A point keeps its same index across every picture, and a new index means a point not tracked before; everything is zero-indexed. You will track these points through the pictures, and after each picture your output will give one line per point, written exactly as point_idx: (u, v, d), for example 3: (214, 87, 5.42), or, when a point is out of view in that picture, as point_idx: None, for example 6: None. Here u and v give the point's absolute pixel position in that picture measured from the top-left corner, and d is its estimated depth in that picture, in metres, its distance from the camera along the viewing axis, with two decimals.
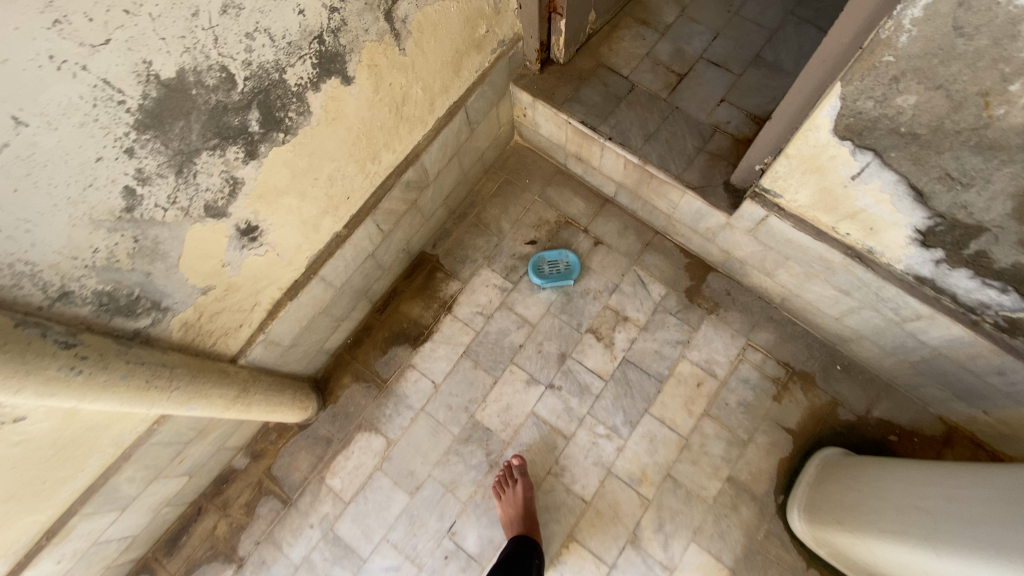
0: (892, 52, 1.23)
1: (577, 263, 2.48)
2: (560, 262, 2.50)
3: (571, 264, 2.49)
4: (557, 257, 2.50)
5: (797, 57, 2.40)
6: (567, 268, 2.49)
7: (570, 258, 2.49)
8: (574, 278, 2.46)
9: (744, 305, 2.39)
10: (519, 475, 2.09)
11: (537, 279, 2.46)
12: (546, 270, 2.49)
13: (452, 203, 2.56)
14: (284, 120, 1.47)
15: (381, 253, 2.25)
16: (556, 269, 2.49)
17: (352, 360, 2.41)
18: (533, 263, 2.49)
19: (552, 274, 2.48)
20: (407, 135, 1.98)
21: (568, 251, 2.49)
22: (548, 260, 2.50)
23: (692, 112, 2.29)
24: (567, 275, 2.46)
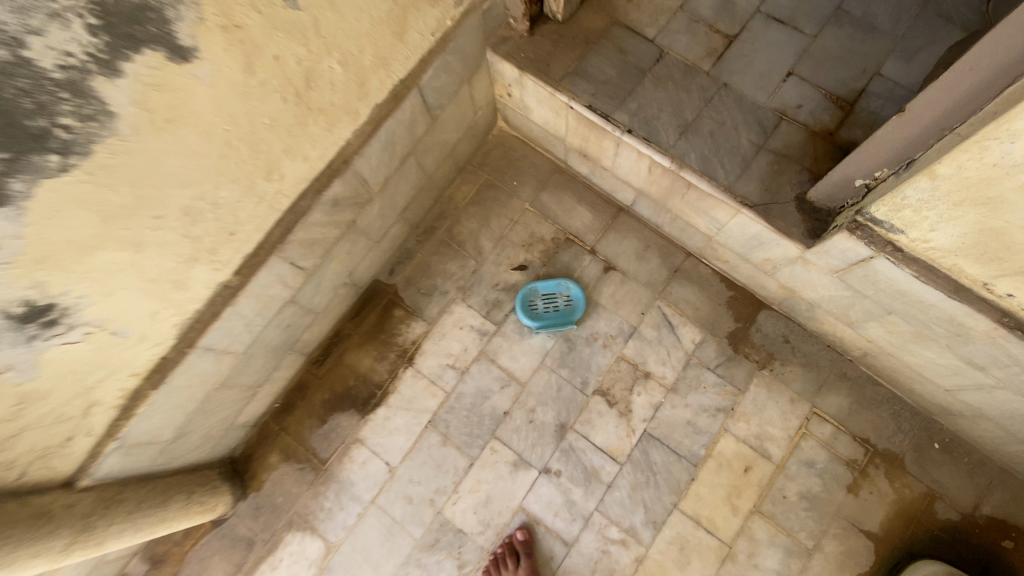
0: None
1: (582, 297, 1.82)
2: (558, 297, 1.84)
3: (573, 299, 1.84)
4: (553, 288, 1.85)
5: (897, 9, 1.68)
6: (567, 305, 1.84)
7: (572, 290, 1.84)
8: (576, 319, 1.81)
9: (808, 357, 1.76)
10: (524, 556, 1.59)
11: (528, 321, 1.81)
12: (539, 307, 1.84)
13: (412, 216, 1.89)
14: (52, 133, 0.82)
15: (305, 296, 1.59)
16: (553, 307, 1.84)
17: (282, 431, 1.83)
18: (521, 297, 1.84)
19: (547, 313, 1.83)
20: (325, 135, 1.30)
21: (570, 281, 1.83)
22: (542, 292, 1.85)
23: (746, 91, 1.60)
24: (567, 316, 1.81)
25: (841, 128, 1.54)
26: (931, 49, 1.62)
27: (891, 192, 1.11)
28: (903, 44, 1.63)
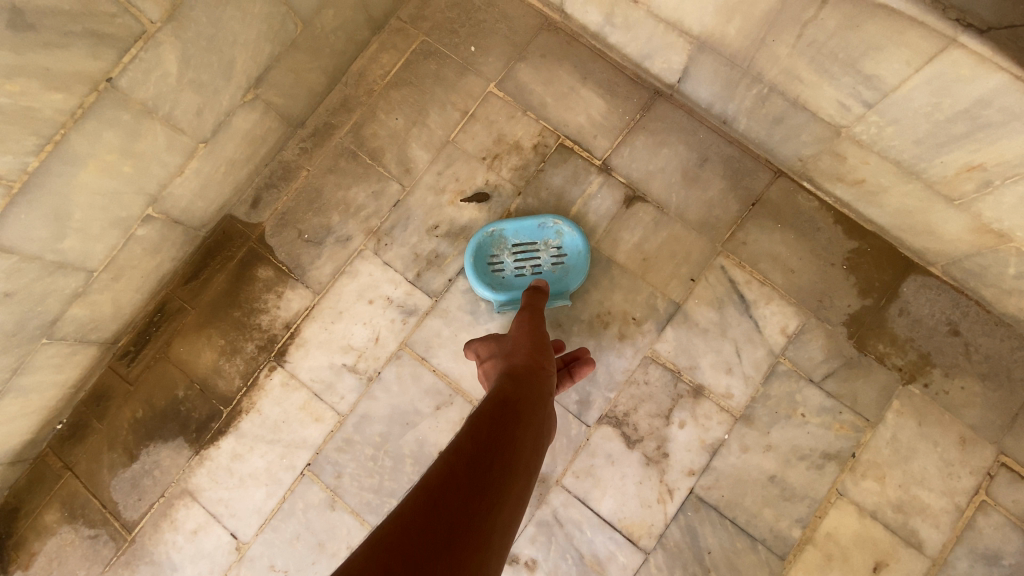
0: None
1: (585, 251, 1.01)
2: (540, 250, 1.03)
3: (566, 253, 1.03)
4: (532, 233, 1.03)
5: None
6: (557, 264, 1.03)
7: (566, 236, 1.02)
8: (571, 290, 1.01)
9: (992, 362, 0.94)
10: None
11: (487, 295, 1.01)
12: (506, 268, 1.03)
13: (284, 102, 1.06)
14: None
15: (22, 236, 0.80)
16: (531, 268, 1.03)
17: (68, 471, 1.08)
18: (473, 251, 1.02)
19: (521, 280, 1.03)
20: None
21: (561, 219, 1.01)
22: (511, 241, 1.03)
23: None
24: (556, 286, 1.01)
25: None
26: None
27: None
28: None
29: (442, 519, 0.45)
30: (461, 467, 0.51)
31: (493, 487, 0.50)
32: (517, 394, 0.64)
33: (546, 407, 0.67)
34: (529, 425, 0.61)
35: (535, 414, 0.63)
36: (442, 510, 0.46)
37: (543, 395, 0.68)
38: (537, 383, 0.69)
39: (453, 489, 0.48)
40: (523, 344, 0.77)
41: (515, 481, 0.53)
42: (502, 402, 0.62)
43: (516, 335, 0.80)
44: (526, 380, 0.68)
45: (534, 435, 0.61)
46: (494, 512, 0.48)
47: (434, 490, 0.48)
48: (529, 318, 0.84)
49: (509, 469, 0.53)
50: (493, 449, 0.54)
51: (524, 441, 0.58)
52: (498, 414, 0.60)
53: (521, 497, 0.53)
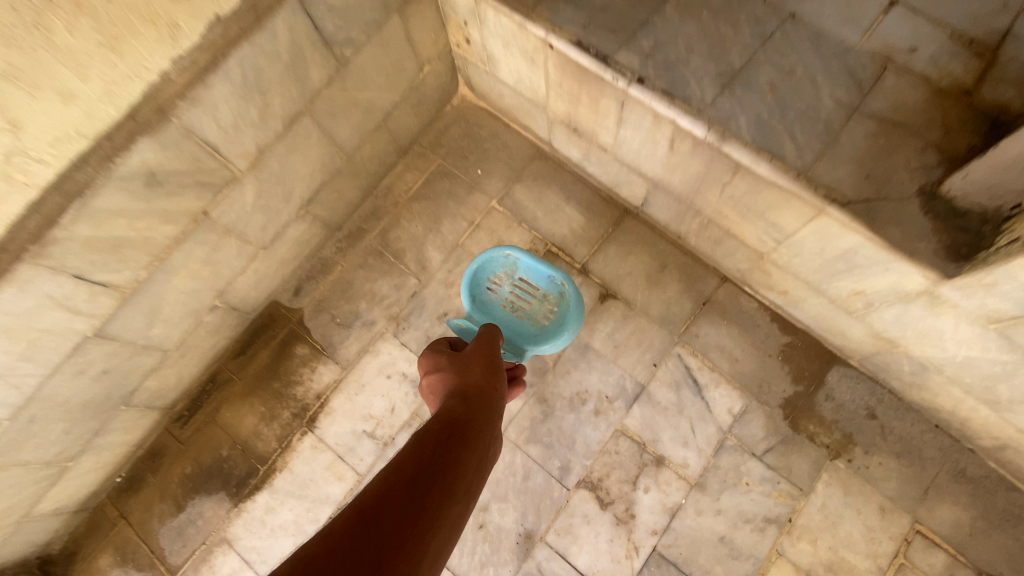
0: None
1: (575, 323, 1.10)
2: (535, 299, 1.13)
3: (554, 314, 1.12)
4: (543, 280, 1.14)
5: None
6: (541, 318, 1.12)
7: (568, 299, 1.12)
8: (532, 346, 1.09)
9: (904, 442, 1.13)
10: None
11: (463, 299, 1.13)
12: (501, 290, 1.15)
13: (327, 214, 1.32)
14: None
15: (125, 328, 1.03)
16: (516, 305, 1.13)
17: (123, 519, 1.26)
18: (480, 260, 1.15)
19: (500, 309, 1.13)
20: (101, 57, 0.74)
21: (571, 283, 1.11)
22: (520, 274, 1.15)
23: (825, 25, 0.98)
24: (523, 333, 1.10)
25: (981, 83, 0.93)
26: None
27: None
28: None
29: (372, 544, 0.42)
30: (397, 488, 0.48)
31: (430, 511, 0.48)
32: (467, 413, 0.63)
33: (495, 431, 0.66)
34: (476, 447, 0.59)
35: (482, 435, 0.62)
36: (370, 532, 0.43)
37: (493, 417, 0.67)
38: (490, 404, 0.70)
39: (387, 512, 0.46)
40: (479, 362, 0.77)
41: (455, 506, 0.51)
42: (450, 421, 0.61)
43: (473, 352, 0.81)
44: (479, 400, 0.69)
45: (482, 454, 0.61)
46: (428, 537, 0.46)
47: (365, 509, 0.46)
48: (488, 338, 0.86)
49: (451, 491, 0.51)
50: (434, 470, 0.52)
51: (470, 461, 0.57)
52: (443, 435, 0.58)
53: (462, 522, 0.51)
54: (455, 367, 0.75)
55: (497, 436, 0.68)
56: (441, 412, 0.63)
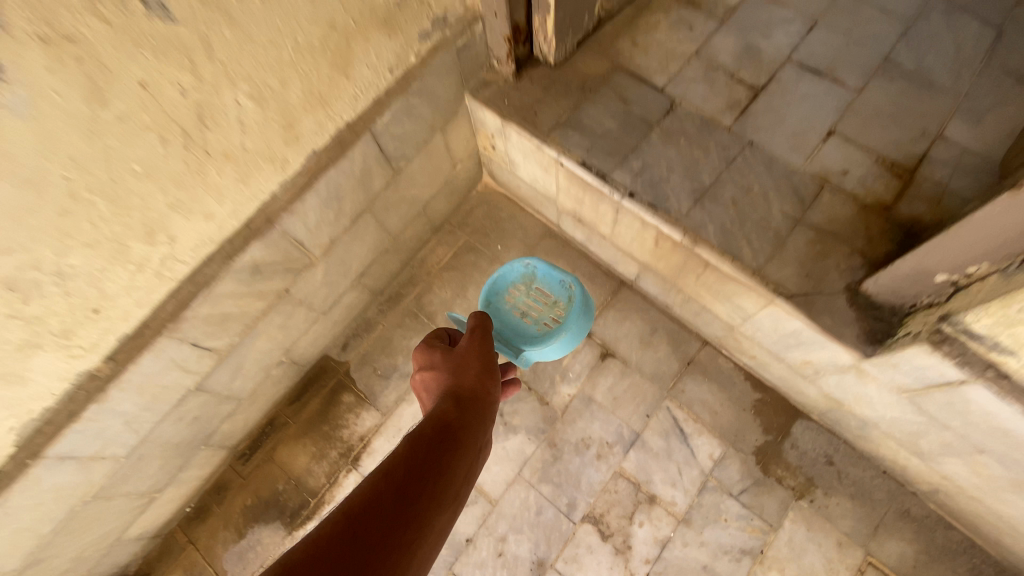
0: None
1: (573, 330, 1.27)
2: (547, 306, 1.32)
3: (561, 318, 1.30)
4: (555, 287, 1.33)
5: (955, 69, 1.37)
6: (548, 322, 1.30)
7: (572, 304, 1.30)
8: (537, 345, 1.27)
9: (857, 485, 1.34)
10: None
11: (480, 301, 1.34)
12: (518, 296, 1.35)
13: (373, 282, 1.58)
14: None
15: (217, 382, 1.27)
16: (529, 310, 1.32)
17: (191, 544, 1.47)
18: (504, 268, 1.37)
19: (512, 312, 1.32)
20: (236, 188, 1.01)
21: (577, 289, 1.29)
22: (537, 282, 1.34)
23: (776, 151, 1.27)
24: (530, 335, 1.28)
25: (897, 202, 1.19)
26: (1003, 110, 1.30)
27: (996, 303, 0.78)
28: (967, 103, 1.32)
29: (360, 547, 0.50)
30: (388, 494, 0.57)
31: (416, 516, 0.56)
32: (457, 419, 0.71)
33: (483, 435, 0.73)
34: (462, 453, 0.67)
35: (469, 440, 0.70)
36: (360, 535, 0.52)
37: (481, 422, 0.75)
38: (479, 411, 0.76)
39: (376, 516, 0.54)
40: (473, 363, 0.83)
41: (439, 511, 0.59)
42: (441, 428, 0.68)
43: (465, 352, 0.86)
44: (468, 406, 0.75)
45: (468, 461, 0.67)
46: (412, 540, 0.54)
47: (358, 511, 0.54)
48: (483, 333, 0.90)
49: (437, 497, 0.59)
50: (421, 478, 0.60)
51: (456, 466, 0.65)
52: (433, 442, 0.66)
53: (446, 523, 0.60)
54: (450, 369, 0.82)
55: (486, 438, 0.76)
56: (433, 416, 0.71)
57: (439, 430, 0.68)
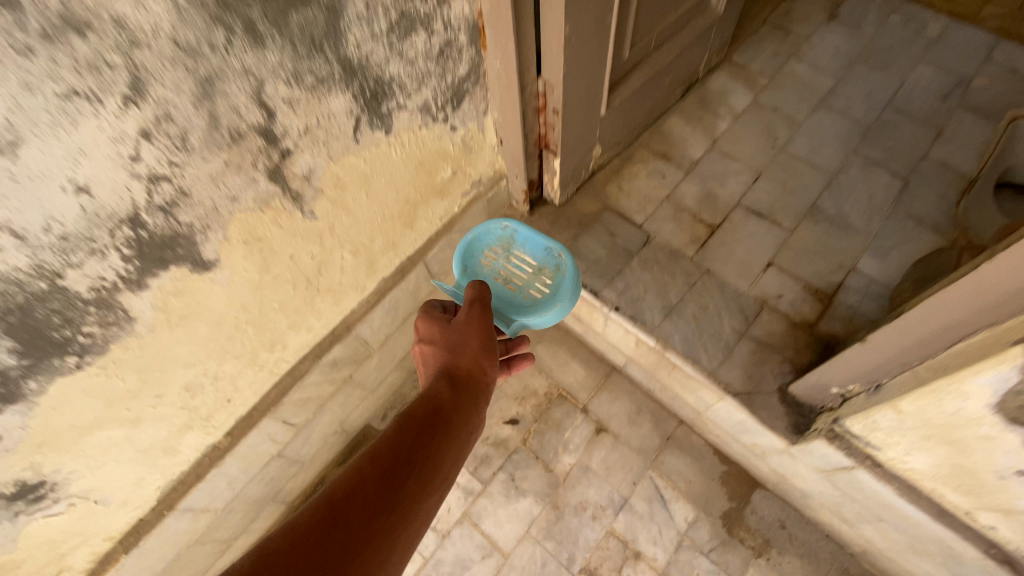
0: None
1: (565, 296, 1.28)
2: (527, 269, 1.37)
3: (547, 285, 1.34)
4: (540, 253, 1.37)
5: (869, 212, 1.77)
6: (531, 289, 1.34)
7: (558, 272, 1.33)
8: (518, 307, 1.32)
9: (806, 547, 1.64)
10: None
11: (456, 266, 1.37)
12: (496, 259, 1.39)
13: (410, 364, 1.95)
14: (73, 341, 0.90)
15: (292, 449, 1.62)
16: (509, 275, 1.36)
17: None
18: (480, 233, 1.40)
19: (492, 278, 1.37)
20: (330, 309, 1.41)
21: (565, 257, 1.33)
22: (516, 247, 1.39)
23: (727, 278, 1.67)
24: (511, 297, 1.33)
25: (818, 321, 1.57)
26: (904, 247, 1.69)
27: (863, 414, 1.13)
28: (877, 242, 1.71)
29: (354, 514, 0.67)
30: (380, 473, 0.73)
31: (404, 492, 0.72)
32: (448, 402, 0.87)
33: (473, 412, 0.89)
34: (450, 433, 0.83)
35: (457, 420, 0.86)
36: (355, 503, 0.68)
37: (472, 401, 0.90)
38: (472, 391, 0.92)
39: (370, 489, 0.70)
40: (472, 345, 0.97)
41: (426, 485, 0.75)
42: (432, 410, 0.85)
43: (463, 329, 1.00)
44: (460, 386, 0.91)
45: (455, 439, 0.84)
46: (399, 510, 0.71)
47: (356, 484, 0.70)
48: (479, 307, 1.04)
49: (424, 474, 0.76)
50: (410, 459, 0.76)
51: (444, 445, 0.81)
52: (424, 424, 0.82)
53: (434, 492, 0.77)
54: (446, 348, 0.98)
55: (479, 412, 0.92)
56: (429, 396, 0.87)
57: (431, 411, 0.84)
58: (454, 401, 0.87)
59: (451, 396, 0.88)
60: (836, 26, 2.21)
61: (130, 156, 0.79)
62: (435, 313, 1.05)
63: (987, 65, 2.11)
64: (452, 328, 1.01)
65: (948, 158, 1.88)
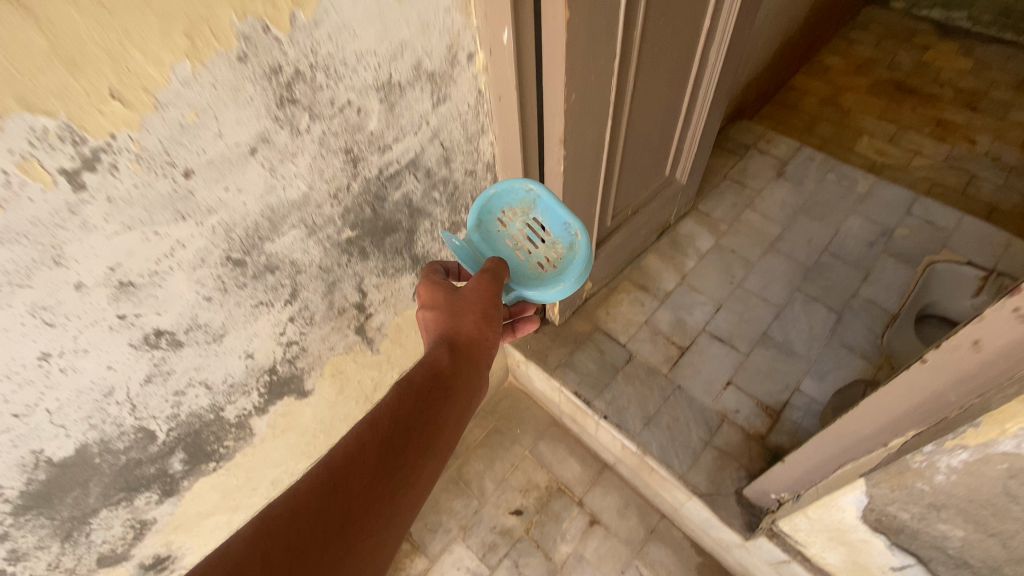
0: (943, 473, 0.94)
1: (570, 281, 1.30)
2: (540, 238, 1.35)
3: (555, 261, 1.35)
4: (557, 227, 1.33)
5: (810, 340, 2.19)
6: (539, 261, 1.36)
7: (570, 251, 1.32)
8: (522, 276, 1.36)
9: None
10: None
11: (471, 220, 1.34)
12: (510, 220, 1.36)
13: None
14: (217, 451, 1.31)
15: None
16: (521, 240, 1.36)
17: None
18: (501, 191, 1.33)
19: (504, 240, 1.37)
20: None
21: (581, 239, 1.30)
22: (536, 212, 1.34)
23: (695, 393, 2.06)
24: (519, 265, 1.36)
25: (769, 433, 1.94)
26: (838, 371, 2.09)
27: (788, 517, 1.48)
28: (816, 366, 2.12)
29: (359, 467, 0.90)
30: (384, 434, 0.95)
31: (403, 450, 0.95)
32: (444, 371, 1.08)
33: (467, 376, 1.11)
34: (445, 397, 1.06)
35: (450, 384, 1.08)
36: (362, 460, 0.90)
37: (466, 368, 1.12)
38: (467, 362, 1.12)
39: (373, 451, 0.92)
40: (468, 318, 1.15)
41: (424, 441, 0.98)
42: (430, 379, 1.06)
43: (464, 303, 1.17)
44: (457, 355, 1.12)
45: (449, 401, 1.06)
46: (398, 464, 0.93)
47: (363, 444, 0.93)
48: (482, 282, 1.19)
49: (421, 433, 0.99)
50: (409, 423, 0.99)
51: (439, 407, 1.04)
52: (423, 391, 1.04)
53: (432, 444, 0.99)
54: (447, 319, 1.17)
55: (476, 374, 1.13)
56: (429, 366, 1.09)
57: (430, 379, 1.07)
58: (449, 368, 1.09)
59: (448, 363, 1.10)
60: (783, 182, 2.75)
61: (279, 332, 1.24)
62: (437, 285, 1.22)
63: (909, 217, 2.57)
64: (451, 301, 1.18)
65: (874, 296, 2.31)
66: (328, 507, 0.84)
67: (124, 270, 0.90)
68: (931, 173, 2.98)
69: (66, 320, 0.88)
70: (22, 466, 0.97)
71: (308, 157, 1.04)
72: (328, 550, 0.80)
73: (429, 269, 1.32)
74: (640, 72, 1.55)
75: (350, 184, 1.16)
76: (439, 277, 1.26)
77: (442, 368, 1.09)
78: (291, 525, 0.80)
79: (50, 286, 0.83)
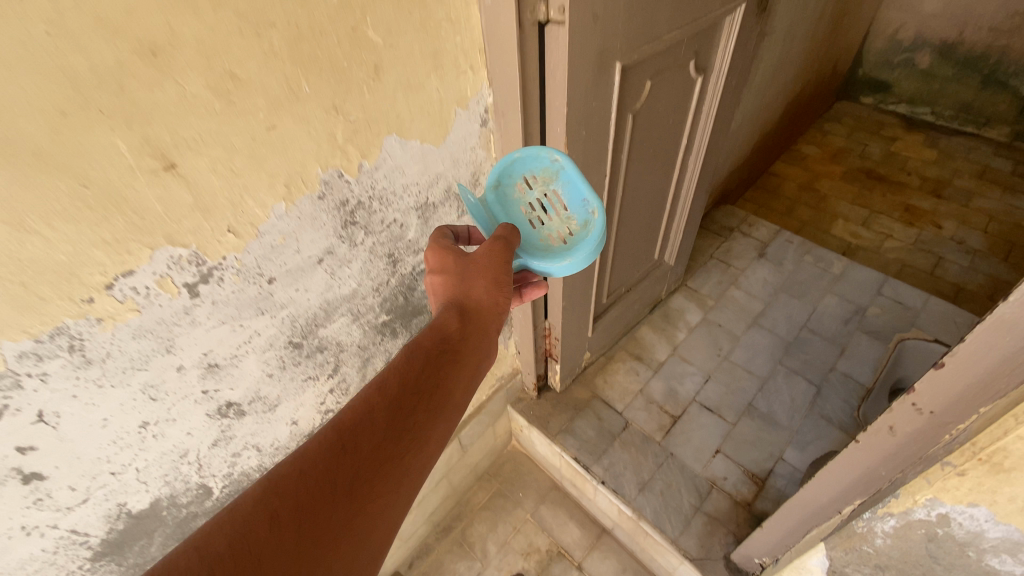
0: (880, 537, 1.11)
1: (582, 253, 1.21)
2: (554, 213, 1.32)
3: (566, 238, 1.29)
4: (576, 204, 1.31)
5: (792, 411, 2.38)
6: (550, 235, 1.30)
7: (585, 228, 1.28)
8: (529, 245, 1.27)
9: None
10: None
11: (490, 178, 1.30)
12: (528, 187, 1.33)
13: (436, 517, 2.43)
14: None
15: None
16: (535, 211, 1.31)
17: None
18: (527, 155, 1.30)
19: (518, 206, 1.32)
20: None
21: (598, 217, 1.26)
22: (556, 183, 1.32)
23: (686, 460, 2.23)
24: (528, 235, 1.29)
25: (755, 500, 2.08)
26: (819, 441, 2.26)
27: None
28: (798, 437, 2.28)
29: (366, 429, 0.86)
30: (391, 396, 0.91)
31: (412, 414, 0.92)
32: (452, 335, 1.03)
33: (476, 342, 1.06)
34: (453, 362, 1.02)
35: (458, 349, 1.03)
36: (370, 423, 0.87)
37: (474, 333, 1.07)
38: (478, 328, 1.07)
39: (380, 413, 0.89)
40: (480, 281, 1.07)
41: (432, 407, 0.95)
42: (438, 343, 1.01)
43: (474, 265, 1.09)
44: (467, 320, 1.06)
45: (456, 365, 1.02)
46: (406, 428, 0.90)
47: (369, 406, 0.89)
48: (496, 246, 1.12)
49: (430, 398, 0.95)
50: (418, 388, 0.95)
51: (448, 372, 1.00)
52: (432, 356, 1.00)
53: (440, 410, 0.96)
54: (456, 280, 1.09)
55: (485, 340, 1.09)
56: (436, 330, 1.03)
57: (438, 342, 1.01)
58: (457, 331, 1.04)
59: (456, 325, 1.04)
60: (764, 262, 3.03)
61: (320, 403, 1.48)
62: (446, 245, 1.14)
63: (880, 296, 2.82)
64: (461, 263, 1.10)
65: (851, 370, 2.51)
66: (334, 471, 0.80)
67: (214, 354, 1.14)
68: (901, 254, 3.27)
69: (165, 395, 1.10)
70: (107, 517, 1.16)
71: (359, 262, 1.33)
72: (337, 511, 0.78)
73: (437, 231, 1.22)
74: (628, 180, 1.85)
75: (389, 280, 1.44)
76: (448, 240, 1.18)
77: (450, 331, 1.03)
78: (298, 486, 0.77)
79: (161, 369, 1.07)
